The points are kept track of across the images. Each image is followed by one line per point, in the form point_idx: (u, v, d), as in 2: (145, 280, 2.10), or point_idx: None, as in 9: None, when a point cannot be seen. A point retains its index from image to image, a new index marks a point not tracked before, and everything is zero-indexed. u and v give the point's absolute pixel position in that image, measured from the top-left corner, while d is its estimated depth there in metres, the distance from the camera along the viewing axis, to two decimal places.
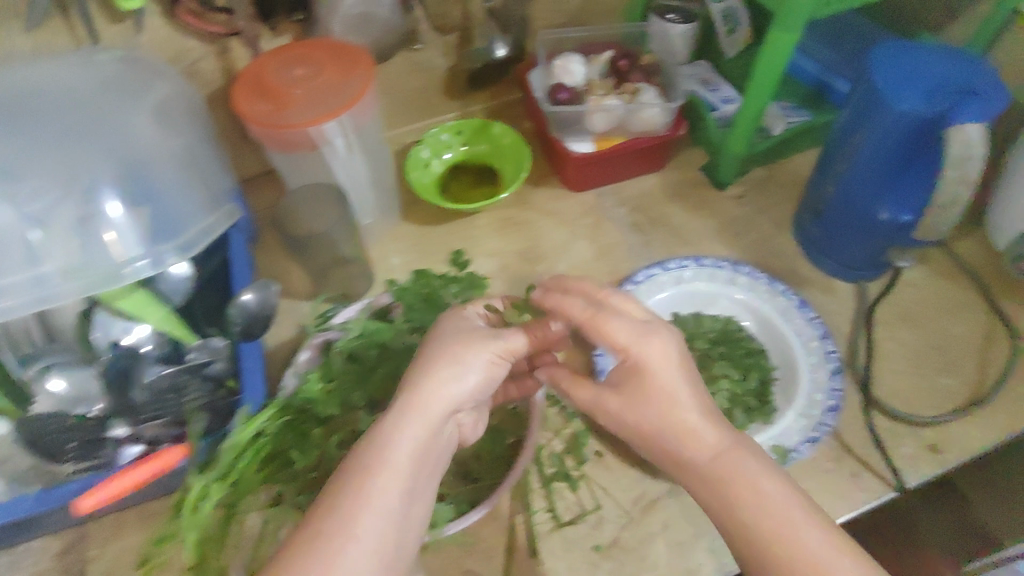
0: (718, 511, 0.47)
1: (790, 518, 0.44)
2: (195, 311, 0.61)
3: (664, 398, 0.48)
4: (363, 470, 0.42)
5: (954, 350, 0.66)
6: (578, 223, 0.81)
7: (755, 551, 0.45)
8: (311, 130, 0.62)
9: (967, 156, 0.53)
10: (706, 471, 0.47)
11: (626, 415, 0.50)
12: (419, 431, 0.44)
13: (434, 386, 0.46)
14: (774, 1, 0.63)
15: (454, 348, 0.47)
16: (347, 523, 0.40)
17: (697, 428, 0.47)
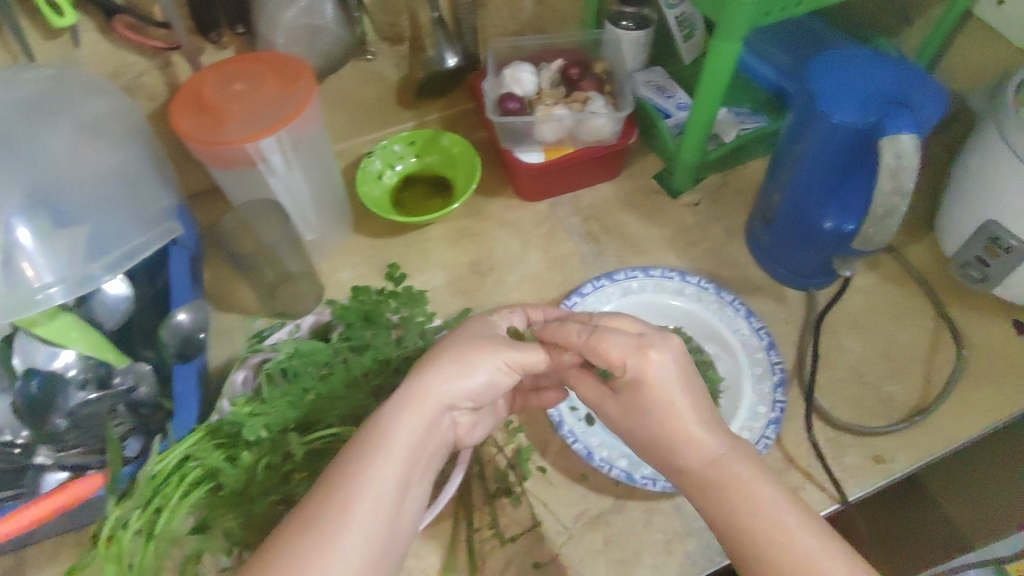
0: (712, 515, 0.45)
1: (781, 521, 0.43)
2: (132, 331, 0.63)
3: (657, 414, 0.48)
4: (363, 450, 0.44)
5: (900, 358, 0.67)
6: (532, 232, 0.80)
7: (750, 552, 0.43)
8: (249, 146, 0.61)
9: (900, 167, 0.53)
10: (698, 471, 0.46)
11: (624, 419, 0.50)
12: (420, 422, 0.46)
13: (437, 380, 0.47)
14: (713, 11, 0.62)
15: (461, 347, 0.50)
16: (342, 499, 0.42)
17: (692, 431, 0.47)
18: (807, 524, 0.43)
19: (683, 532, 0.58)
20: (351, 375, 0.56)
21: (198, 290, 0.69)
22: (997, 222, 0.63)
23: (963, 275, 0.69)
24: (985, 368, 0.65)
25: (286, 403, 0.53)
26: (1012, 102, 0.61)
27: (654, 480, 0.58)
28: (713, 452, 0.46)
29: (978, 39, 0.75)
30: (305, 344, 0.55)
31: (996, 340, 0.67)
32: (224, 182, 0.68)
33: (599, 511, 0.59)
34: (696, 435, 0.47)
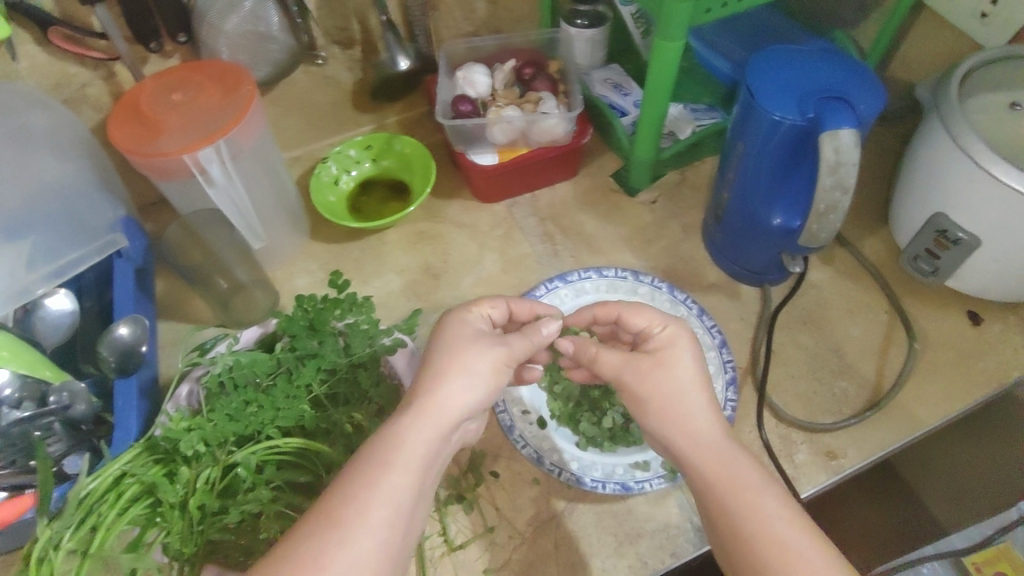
0: (711, 508, 0.44)
1: (775, 519, 0.41)
2: (76, 346, 0.63)
3: (681, 379, 0.48)
4: (376, 462, 0.42)
5: (852, 353, 0.67)
6: (489, 234, 0.79)
7: (743, 548, 0.41)
8: (185, 157, 0.60)
9: (841, 162, 0.52)
10: (697, 465, 0.45)
11: (651, 387, 0.49)
12: (430, 432, 0.45)
13: (446, 389, 0.46)
14: (655, 11, 0.61)
15: (463, 352, 0.48)
16: (359, 512, 0.40)
17: (698, 418, 0.47)
18: (796, 518, 0.42)
19: (634, 533, 0.58)
20: (293, 385, 0.55)
21: (147, 301, 0.68)
22: (943, 215, 0.63)
23: (914, 268, 0.69)
24: (935, 360, 0.66)
25: (225, 416, 0.52)
26: (953, 97, 0.61)
27: (604, 483, 0.59)
28: (714, 442, 0.46)
29: (930, 31, 0.75)
30: (245, 356, 0.55)
31: (948, 333, 0.68)
32: (170, 192, 0.67)
33: (550, 515, 0.59)
34: (701, 425, 0.47)
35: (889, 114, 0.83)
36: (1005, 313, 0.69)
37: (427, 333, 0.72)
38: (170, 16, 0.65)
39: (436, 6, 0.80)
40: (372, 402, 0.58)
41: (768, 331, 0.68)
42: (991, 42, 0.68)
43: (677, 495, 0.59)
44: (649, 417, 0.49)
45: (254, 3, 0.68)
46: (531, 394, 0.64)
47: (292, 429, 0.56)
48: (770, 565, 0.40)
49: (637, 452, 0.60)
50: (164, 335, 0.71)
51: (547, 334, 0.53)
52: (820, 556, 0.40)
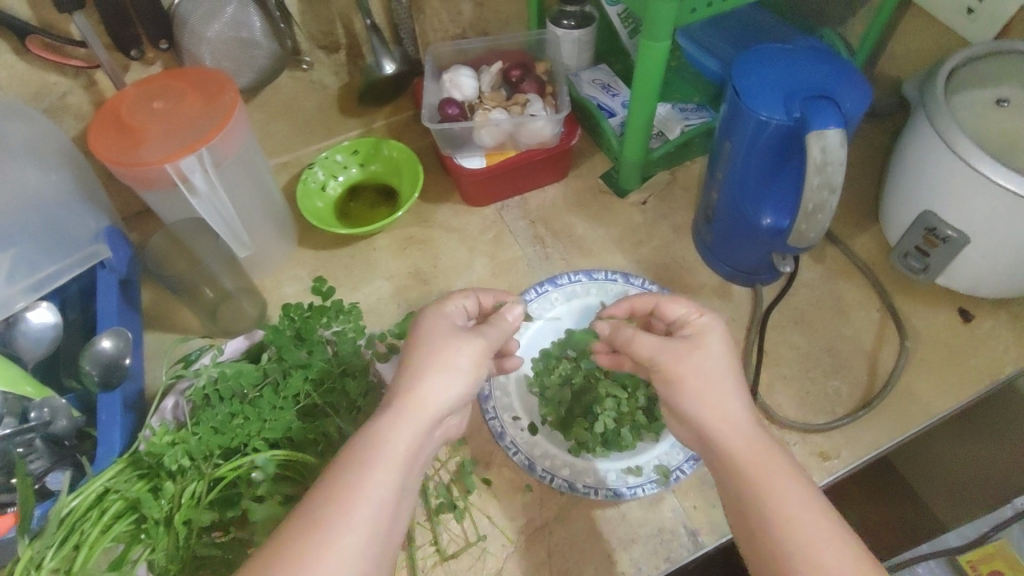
0: (734, 494, 0.43)
1: (801, 518, 0.40)
2: (62, 357, 0.62)
3: (711, 363, 0.47)
4: (358, 462, 0.41)
5: (844, 352, 0.67)
6: (478, 238, 0.79)
7: (767, 543, 0.40)
8: (168, 166, 0.59)
9: (828, 161, 0.52)
10: (725, 453, 0.44)
11: (685, 368, 0.47)
12: (413, 430, 0.43)
13: (426, 385, 0.45)
14: (640, 12, 0.61)
15: (442, 346, 0.47)
16: (340, 513, 0.39)
17: (736, 410, 0.45)
18: (819, 508, 0.41)
19: (628, 538, 0.57)
20: (279, 396, 0.55)
21: (133, 313, 0.68)
22: (932, 212, 0.63)
23: (905, 265, 0.69)
24: (927, 358, 0.66)
25: (210, 428, 0.51)
26: (939, 93, 0.61)
27: (596, 488, 0.58)
28: (740, 432, 0.44)
29: (917, 27, 0.74)
30: (230, 367, 0.55)
31: (940, 330, 0.68)
32: (154, 202, 0.66)
33: (543, 522, 0.58)
34: (734, 416, 0.45)
35: (878, 112, 0.82)
36: (997, 309, 0.68)
37: None
38: (150, 23, 0.65)
39: (421, 9, 0.80)
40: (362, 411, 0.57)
41: (760, 332, 0.68)
42: (978, 37, 0.68)
43: (671, 500, 0.59)
44: (683, 406, 0.47)
45: (236, 9, 0.67)
46: (523, 399, 0.63)
47: (279, 440, 0.56)
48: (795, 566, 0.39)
49: (630, 457, 0.60)
50: (151, 346, 0.71)
51: (513, 319, 0.52)
52: (848, 557, 0.39)
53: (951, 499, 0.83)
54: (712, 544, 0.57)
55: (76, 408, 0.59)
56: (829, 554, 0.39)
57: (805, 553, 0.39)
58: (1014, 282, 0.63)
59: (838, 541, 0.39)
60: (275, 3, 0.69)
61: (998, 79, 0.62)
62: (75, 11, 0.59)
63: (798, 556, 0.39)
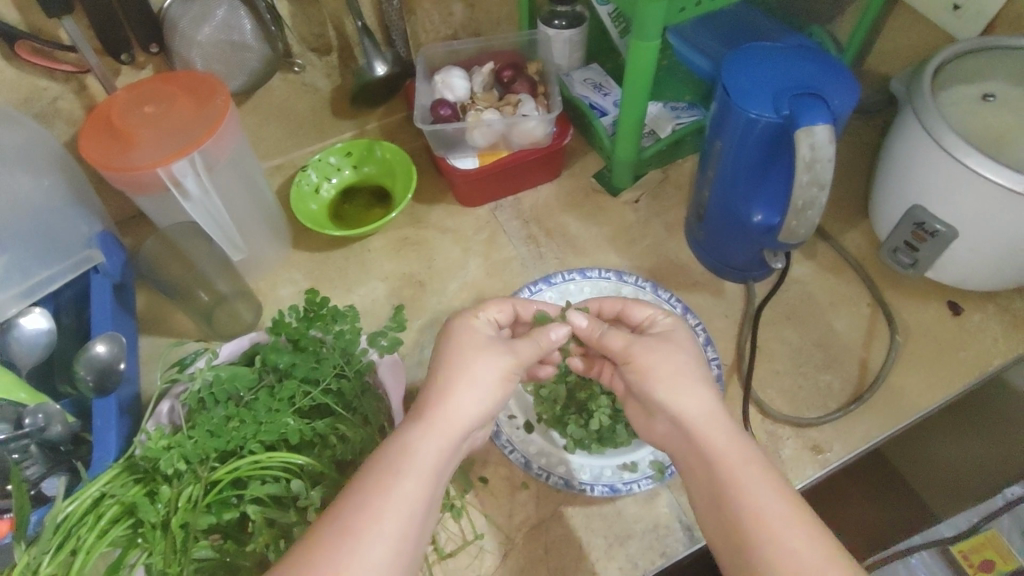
0: (704, 483, 0.45)
1: (768, 506, 0.41)
2: (54, 364, 0.62)
3: (678, 358, 0.50)
4: (389, 470, 0.43)
5: (836, 347, 0.68)
6: (472, 238, 0.79)
7: (734, 530, 0.41)
8: (159, 171, 0.59)
9: (816, 159, 0.52)
10: (698, 441, 0.45)
11: (655, 360, 0.49)
12: (441, 442, 0.45)
13: (453, 399, 0.47)
14: (629, 11, 0.61)
15: (471, 361, 0.49)
16: (371, 519, 0.40)
17: (701, 400, 0.47)
18: (784, 495, 0.42)
19: (624, 535, 0.58)
20: (275, 399, 0.55)
21: (128, 318, 0.68)
22: (920, 207, 0.63)
23: (894, 260, 0.69)
24: (917, 351, 0.67)
25: (205, 432, 0.52)
26: (926, 88, 0.61)
27: (592, 485, 0.59)
28: (713, 422, 0.46)
29: (906, 23, 0.75)
30: (226, 370, 0.55)
31: (930, 324, 0.68)
32: (147, 207, 0.66)
33: (539, 520, 0.59)
34: (707, 408, 0.47)
35: (868, 108, 0.83)
36: (985, 303, 0.69)
37: (414, 340, 0.71)
38: (140, 27, 0.64)
39: (413, 10, 0.79)
40: (358, 412, 0.57)
41: (752, 328, 0.69)
42: (965, 33, 0.69)
43: (666, 496, 0.59)
44: (660, 398, 0.48)
45: (226, 12, 0.67)
46: (518, 399, 0.64)
47: (276, 443, 0.56)
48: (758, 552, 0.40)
49: (625, 453, 0.60)
50: (147, 350, 0.70)
51: (554, 339, 0.53)
52: (812, 545, 0.40)
53: (948, 497, 0.84)
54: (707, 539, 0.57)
55: (71, 413, 0.59)
56: (796, 542, 0.40)
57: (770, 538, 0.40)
58: (1001, 276, 0.64)
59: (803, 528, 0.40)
60: (266, 6, 0.69)
61: (981, 75, 0.64)
62: (64, 17, 0.59)
63: (767, 543, 0.40)
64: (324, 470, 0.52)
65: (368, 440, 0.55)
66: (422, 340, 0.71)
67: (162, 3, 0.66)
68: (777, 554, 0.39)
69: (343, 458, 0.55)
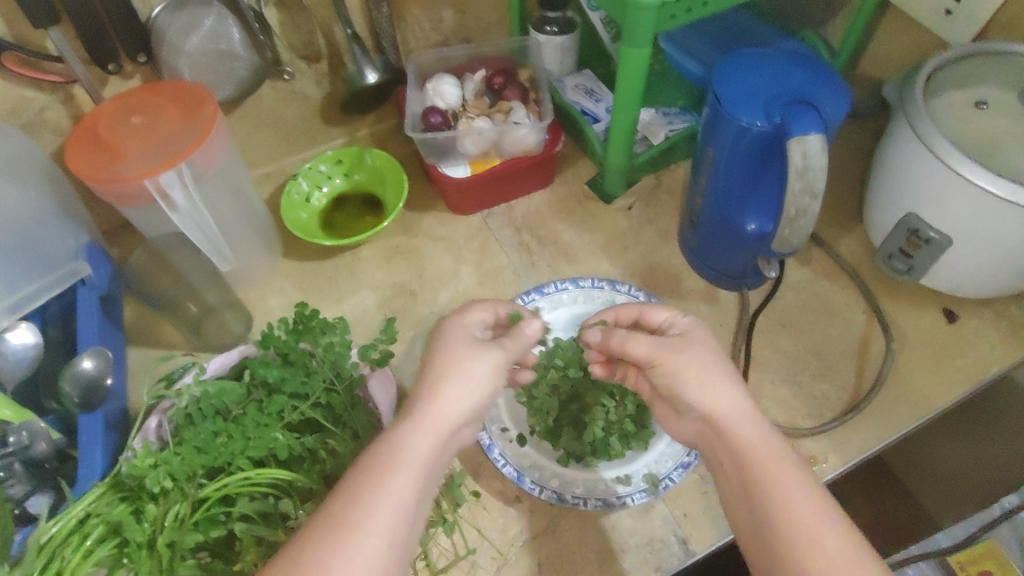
0: (727, 460, 0.45)
1: (800, 507, 0.40)
2: (39, 380, 0.61)
3: (700, 354, 0.49)
4: (381, 465, 0.42)
5: (831, 355, 0.67)
6: (465, 247, 0.78)
7: (765, 532, 0.41)
8: (146, 182, 0.59)
9: (808, 167, 0.52)
10: (727, 435, 0.45)
11: (687, 359, 0.48)
12: (432, 438, 0.45)
13: (445, 395, 0.46)
14: (619, 18, 0.60)
15: (461, 357, 0.48)
16: (363, 514, 0.40)
17: (732, 400, 0.46)
18: (814, 493, 0.41)
19: (619, 548, 0.57)
20: (263, 413, 0.54)
21: (116, 331, 0.67)
22: (914, 214, 0.63)
23: (890, 267, 0.69)
24: (913, 360, 0.66)
25: (193, 448, 0.51)
26: (919, 94, 0.61)
27: (586, 499, 0.58)
28: (746, 420, 0.45)
29: (899, 28, 0.75)
30: (215, 386, 0.54)
31: (925, 331, 0.68)
32: (134, 219, 0.65)
33: (533, 534, 0.58)
34: (737, 406, 0.45)
35: (861, 113, 0.83)
36: (981, 309, 0.69)
37: (405, 350, 0.71)
38: (127, 37, 0.64)
39: (403, 16, 0.79)
40: (348, 426, 0.56)
41: (746, 337, 0.68)
42: (958, 38, 0.68)
43: (661, 509, 0.59)
44: (690, 397, 0.47)
45: (214, 21, 0.67)
46: (511, 411, 0.63)
47: (265, 459, 0.55)
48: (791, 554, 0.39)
49: (619, 466, 0.60)
50: (135, 362, 0.70)
51: (531, 334, 0.53)
52: (846, 547, 0.39)
53: (944, 503, 0.85)
54: (701, 553, 0.57)
55: (57, 429, 0.58)
56: (825, 539, 0.39)
57: (790, 512, 0.40)
58: (997, 283, 0.63)
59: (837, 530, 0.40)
60: (254, 15, 0.69)
61: (974, 79, 0.63)
62: (50, 26, 0.58)
63: (799, 547, 0.39)
64: (312, 485, 0.52)
65: (358, 455, 0.54)
66: (413, 350, 0.70)
67: (148, 13, 0.65)
68: (805, 550, 0.39)
69: (333, 473, 0.54)
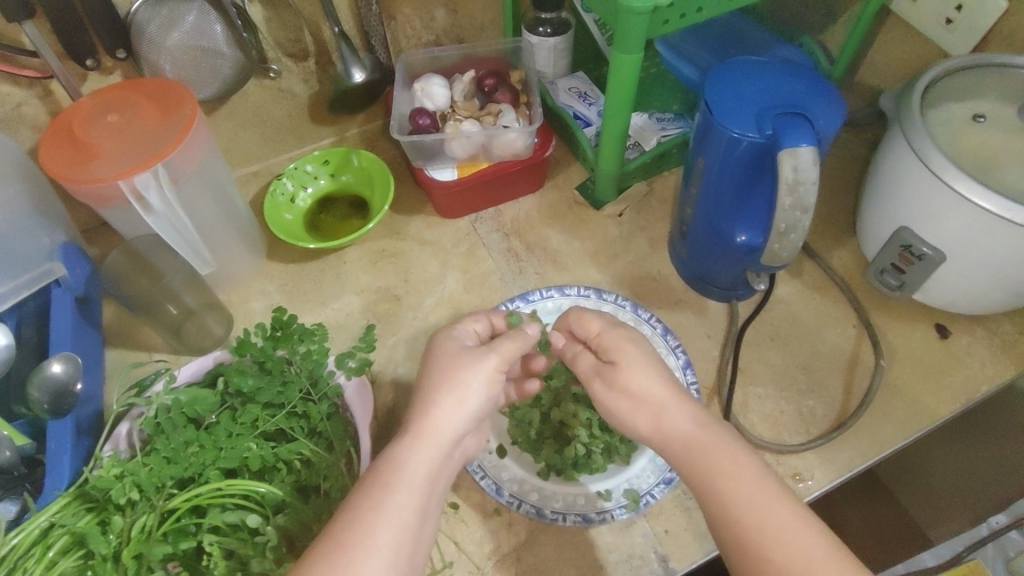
0: (705, 504, 0.44)
1: (765, 509, 0.42)
2: (10, 381, 0.60)
3: (650, 380, 0.49)
4: (379, 484, 0.42)
5: (819, 370, 0.66)
6: (452, 251, 0.77)
7: (738, 544, 0.42)
8: (121, 183, 0.57)
9: (800, 181, 0.50)
10: (677, 450, 0.47)
11: (624, 395, 0.49)
12: (433, 452, 0.44)
13: (441, 408, 0.46)
14: (611, 22, 0.59)
15: (454, 369, 0.48)
16: (366, 534, 0.40)
17: (676, 415, 0.48)
18: (768, 485, 0.43)
19: (596, 565, 0.56)
20: (237, 423, 0.53)
21: (92, 330, 0.66)
22: (907, 229, 0.62)
23: (881, 281, 0.68)
24: (902, 377, 0.65)
25: (162, 458, 0.50)
26: (914, 108, 0.60)
27: (564, 514, 0.57)
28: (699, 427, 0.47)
29: (897, 36, 0.73)
30: (187, 395, 0.53)
31: (916, 347, 0.67)
32: (110, 217, 0.64)
33: (512, 548, 0.57)
34: (682, 420, 0.47)
35: (858, 121, 0.81)
36: (973, 326, 0.68)
37: (387, 357, 0.69)
38: (107, 32, 0.62)
39: (393, 15, 0.77)
40: (323, 436, 0.55)
41: (734, 350, 0.67)
42: (958, 48, 0.67)
43: (642, 524, 0.58)
44: (635, 414, 0.49)
45: (197, 17, 0.65)
46: (492, 422, 0.62)
47: (239, 470, 0.54)
48: (764, 557, 0.41)
49: (598, 482, 0.59)
50: (112, 363, 0.69)
51: (532, 333, 0.53)
52: (809, 535, 0.41)
53: (934, 517, 0.85)
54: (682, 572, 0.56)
55: (26, 434, 0.57)
56: (793, 537, 0.41)
57: (780, 547, 0.41)
58: (990, 301, 0.62)
59: (804, 525, 0.41)
60: (237, 11, 0.67)
61: (972, 93, 0.61)
62: (25, 21, 0.56)
63: (770, 552, 0.41)
64: (285, 497, 0.50)
65: (332, 466, 0.53)
66: (396, 357, 0.69)
67: (128, 7, 0.64)
68: (776, 552, 0.41)
69: (307, 483, 0.53)
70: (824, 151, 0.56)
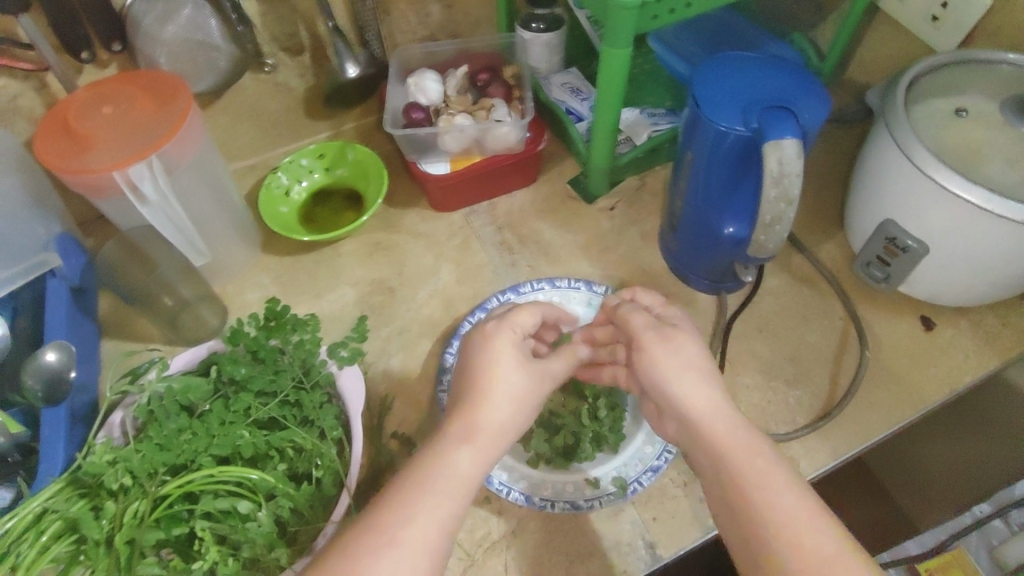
0: (726, 492, 0.45)
1: (786, 504, 0.42)
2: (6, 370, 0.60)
3: (690, 357, 0.51)
4: (418, 479, 0.44)
5: (806, 361, 0.67)
6: (446, 244, 0.77)
7: (753, 530, 0.43)
8: (116, 174, 0.58)
9: (784, 173, 0.51)
10: (699, 431, 0.48)
11: (659, 371, 0.50)
12: (473, 457, 0.46)
13: (488, 411, 0.47)
14: (601, 16, 0.59)
15: (501, 374, 0.49)
16: (400, 528, 0.41)
17: (712, 398, 0.48)
18: (792, 485, 0.44)
19: (585, 551, 0.57)
20: (230, 410, 0.54)
21: (87, 321, 0.66)
22: (892, 222, 0.63)
23: (867, 274, 0.69)
24: (887, 368, 0.66)
25: (155, 445, 0.51)
26: (899, 104, 0.60)
27: (553, 502, 0.58)
28: (726, 420, 0.47)
29: (885, 33, 0.74)
30: (182, 382, 0.54)
31: (901, 339, 0.68)
32: (106, 210, 0.65)
33: (501, 536, 0.58)
34: (716, 403, 0.48)
35: (847, 117, 0.82)
36: (958, 318, 0.69)
37: (380, 347, 0.70)
38: (102, 26, 0.63)
39: (387, 10, 0.78)
40: (315, 425, 0.55)
41: (723, 341, 0.68)
42: (944, 45, 0.68)
43: (630, 512, 0.59)
44: (671, 392, 0.49)
45: (192, 10, 0.66)
46: None
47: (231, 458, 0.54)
48: (782, 551, 0.41)
49: (587, 470, 0.59)
50: (107, 354, 0.69)
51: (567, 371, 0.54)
52: (830, 534, 0.41)
53: (925, 508, 0.87)
54: (668, 559, 0.57)
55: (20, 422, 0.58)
56: (820, 539, 0.41)
57: (797, 543, 0.41)
58: (974, 293, 0.63)
59: (827, 528, 0.42)
60: (232, 6, 0.68)
61: (957, 89, 0.62)
62: (21, 14, 0.57)
63: (781, 544, 0.41)
64: (275, 483, 0.50)
65: (324, 453, 0.53)
66: (389, 348, 0.70)
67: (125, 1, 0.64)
68: (792, 549, 0.41)
69: (298, 470, 0.54)
70: (809, 143, 0.56)
